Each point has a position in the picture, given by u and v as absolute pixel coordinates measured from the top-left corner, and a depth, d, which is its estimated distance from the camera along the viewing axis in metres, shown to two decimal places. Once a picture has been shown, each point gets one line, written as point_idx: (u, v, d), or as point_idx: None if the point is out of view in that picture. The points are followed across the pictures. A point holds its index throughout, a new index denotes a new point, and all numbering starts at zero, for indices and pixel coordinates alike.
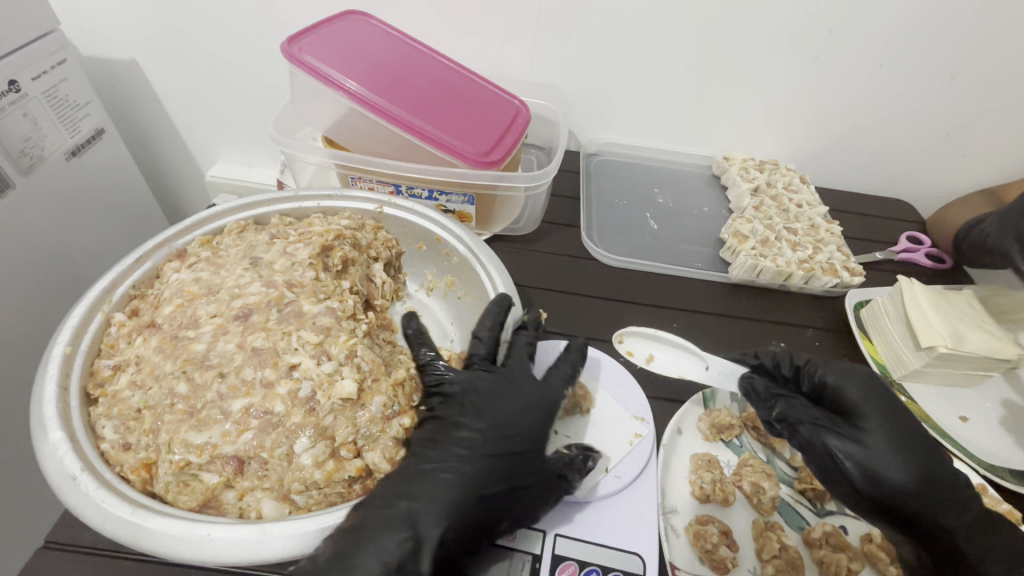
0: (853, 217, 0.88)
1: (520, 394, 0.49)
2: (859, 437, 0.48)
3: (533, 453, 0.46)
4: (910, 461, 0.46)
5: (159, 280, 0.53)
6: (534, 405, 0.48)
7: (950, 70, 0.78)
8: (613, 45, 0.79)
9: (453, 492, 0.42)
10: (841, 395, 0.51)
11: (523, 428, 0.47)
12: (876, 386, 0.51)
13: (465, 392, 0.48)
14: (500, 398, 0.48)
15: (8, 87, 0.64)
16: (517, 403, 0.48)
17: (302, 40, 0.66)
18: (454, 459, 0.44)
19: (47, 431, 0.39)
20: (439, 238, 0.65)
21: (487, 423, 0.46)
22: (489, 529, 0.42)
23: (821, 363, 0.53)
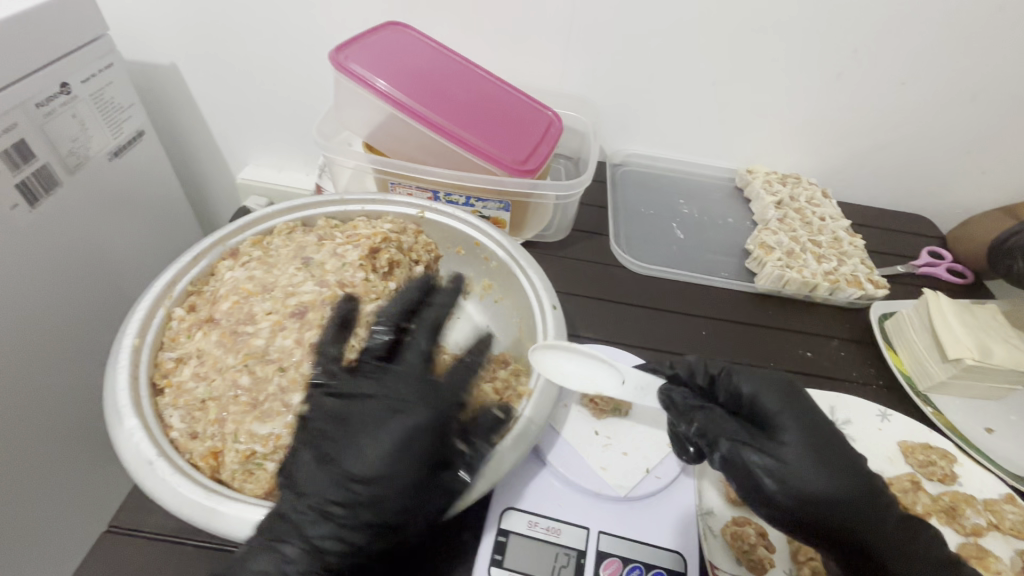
0: (875, 231, 0.90)
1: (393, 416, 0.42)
2: (781, 448, 0.44)
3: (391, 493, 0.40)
4: (829, 469, 0.43)
5: (215, 277, 0.55)
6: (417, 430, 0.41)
7: (973, 88, 0.80)
8: (642, 57, 0.81)
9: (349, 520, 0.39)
10: (757, 405, 0.46)
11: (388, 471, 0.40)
12: (791, 392, 0.47)
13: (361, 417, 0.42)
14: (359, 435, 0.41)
15: (60, 89, 0.66)
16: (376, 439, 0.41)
17: (348, 49, 0.69)
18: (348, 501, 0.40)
19: (122, 418, 0.42)
20: (479, 243, 0.67)
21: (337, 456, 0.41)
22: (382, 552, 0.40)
23: (735, 370, 0.49)
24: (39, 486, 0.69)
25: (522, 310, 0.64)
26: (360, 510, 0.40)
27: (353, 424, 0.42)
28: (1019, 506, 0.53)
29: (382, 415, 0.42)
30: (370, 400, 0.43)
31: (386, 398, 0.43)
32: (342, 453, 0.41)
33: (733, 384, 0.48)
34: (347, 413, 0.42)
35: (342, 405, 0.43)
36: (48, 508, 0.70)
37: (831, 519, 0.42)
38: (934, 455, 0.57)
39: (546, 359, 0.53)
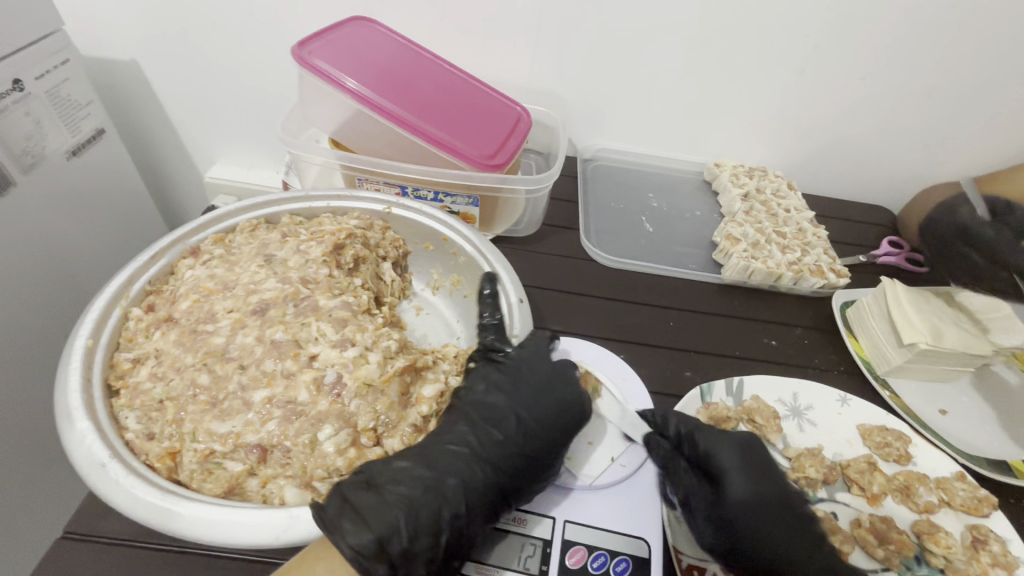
0: (838, 222, 0.92)
1: (572, 388, 0.52)
2: (720, 503, 0.49)
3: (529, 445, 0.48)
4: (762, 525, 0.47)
5: (174, 276, 0.54)
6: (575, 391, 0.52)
7: (929, 83, 0.82)
8: (610, 53, 0.82)
9: (468, 472, 0.46)
10: (710, 461, 0.51)
11: (549, 415, 0.50)
12: (745, 448, 0.52)
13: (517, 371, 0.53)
14: (522, 385, 0.52)
15: (12, 86, 0.64)
16: (536, 392, 0.52)
17: (312, 44, 0.68)
18: (472, 457, 0.46)
19: (74, 421, 0.41)
20: (447, 238, 0.67)
21: (542, 416, 0.50)
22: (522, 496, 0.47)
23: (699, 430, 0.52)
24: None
25: None
26: (524, 461, 0.47)
27: (546, 386, 0.52)
28: (968, 483, 0.55)
29: (563, 382, 0.52)
30: (543, 373, 0.53)
31: (549, 373, 0.53)
32: (533, 417, 0.50)
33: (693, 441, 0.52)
34: (519, 375, 0.53)
35: (529, 370, 0.53)
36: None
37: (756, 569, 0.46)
38: (890, 436, 0.59)
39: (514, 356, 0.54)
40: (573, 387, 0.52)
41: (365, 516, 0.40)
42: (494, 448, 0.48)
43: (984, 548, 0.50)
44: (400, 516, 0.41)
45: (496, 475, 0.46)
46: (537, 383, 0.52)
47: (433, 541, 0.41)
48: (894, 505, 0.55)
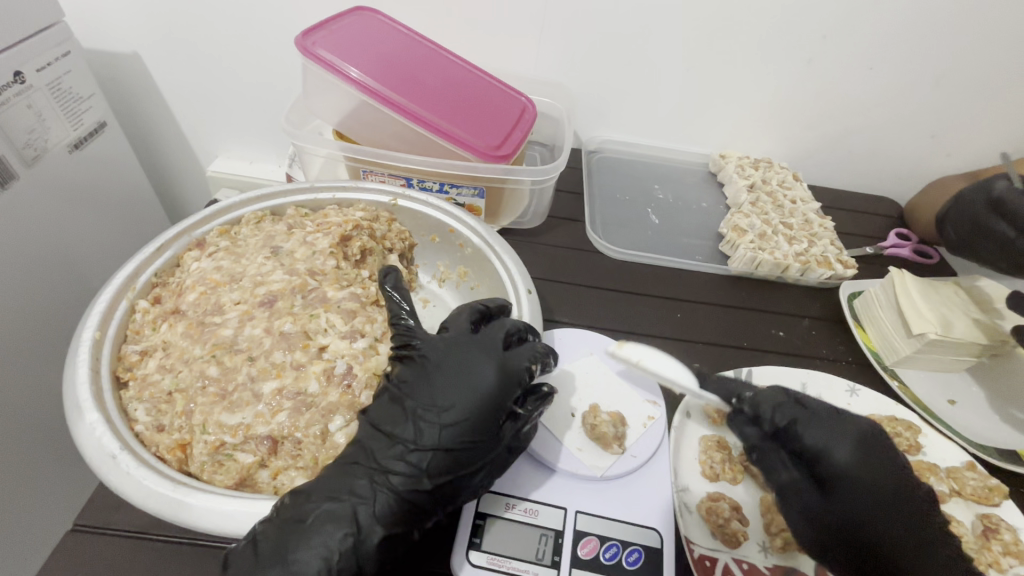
0: (844, 213, 0.92)
1: (477, 371, 0.44)
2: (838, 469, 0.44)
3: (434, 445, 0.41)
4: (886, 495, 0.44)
5: (180, 268, 0.54)
6: (488, 372, 0.43)
7: (937, 72, 0.82)
8: (616, 43, 0.81)
9: (367, 485, 0.40)
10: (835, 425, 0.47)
11: (456, 404, 0.42)
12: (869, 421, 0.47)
13: (425, 359, 0.45)
14: (431, 373, 0.44)
15: (13, 78, 0.63)
16: (445, 380, 0.43)
17: (315, 35, 0.67)
18: (370, 466, 0.40)
19: (83, 413, 0.41)
20: (453, 230, 0.66)
21: (446, 402, 0.42)
22: (434, 500, 0.41)
23: (806, 423, 0.46)
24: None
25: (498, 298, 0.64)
26: (436, 454, 0.41)
27: (450, 370, 0.44)
28: (979, 472, 0.55)
29: (470, 362, 0.44)
30: (453, 355, 0.45)
31: (457, 354, 0.45)
32: (436, 403, 0.42)
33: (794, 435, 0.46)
34: (427, 363, 0.44)
35: (438, 352, 0.45)
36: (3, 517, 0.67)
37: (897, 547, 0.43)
38: (900, 427, 0.58)
39: None
40: (482, 367, 0.44)
41: (282, 544, 0.37)
42: (393, 452, 0.41)
43: (995, 537, 0.50)
44: (321, 534, 0.38)
45: (407, 468, 0.40)
46: (450, 369, 0.44)
47: (346, 555, 0.37)
48: None
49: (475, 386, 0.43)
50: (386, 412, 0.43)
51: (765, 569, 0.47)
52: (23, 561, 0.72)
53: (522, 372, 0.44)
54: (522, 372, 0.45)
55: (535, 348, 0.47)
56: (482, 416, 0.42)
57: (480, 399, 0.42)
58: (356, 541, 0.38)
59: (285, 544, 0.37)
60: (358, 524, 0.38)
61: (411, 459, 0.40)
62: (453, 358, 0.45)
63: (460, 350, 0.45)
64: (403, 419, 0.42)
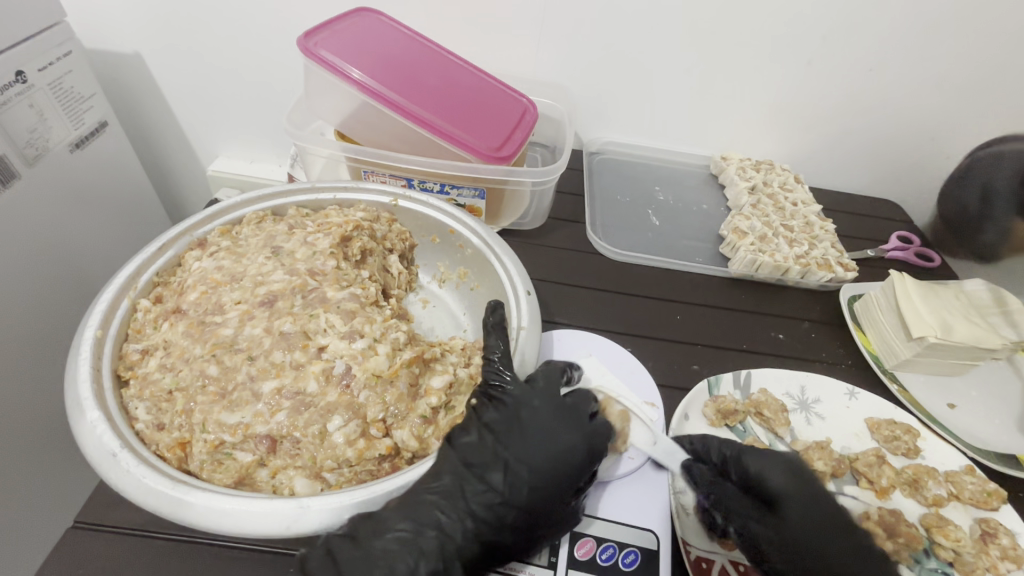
0: (845, 216, 0.92)
1: (572, 439, 0.47)
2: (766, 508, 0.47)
3: (525, 500, 0.44)
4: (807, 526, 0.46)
5: (181, 268, 0.54)
6: (581, 444, 0.47)
7: (937, 75, 0.82)
8: (616, 45, 0.81)
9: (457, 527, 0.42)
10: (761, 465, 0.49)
11: (547, 466, 0.45)
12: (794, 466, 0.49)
13: (521, 410, 0.48)
14: (527, 428, 0.47)
15: (14, 78, 0.63)
16: (539, 441, 0.46)
17: (317, 35, 0.67)
18: (455, 505, 0.43)
19: (84, 411, 0.41)
20: (453, 231, 0.67)
21: (538, 462, 0.45)
22: (515, 550, 0.44)
23: (745, 449, 0.50)
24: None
25: (497, 298, 0.64)
26: (523, 511, 0.44)
27: (544, 431, 0.47)
28: (977, 475, 0.54)
29: (562, 428, 0.47)
30: (547, 417, 0.48)
31: (551, 417, 0.48)
32: (527, 460, 0.45)
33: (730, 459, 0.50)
34: (519, 416, 0.47)
35: (534, 412, 0.48)
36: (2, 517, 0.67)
37: (829, 573, 0.44)
38: (899, 430, 0.58)
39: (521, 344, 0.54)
40: (574, 436, 0.47)
41: (365, 569, 0.39)
42: (480, 500, 0.43)
43: (993, 541, 0.50)
44: (404, 567, 0.40)
45: (491, 517, 0.43)
46: (542, 428, 0.47)
47: None
48: (902, 499, 0.55)
49: (570, 453, 0.46)
50: (478, 454, 0.45)
51: None
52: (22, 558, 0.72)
53: (607, 443, 0.48)
54: (607, 443, 0.49)
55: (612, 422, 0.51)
56: (571, 482, 0.46)
57: (576, 467, 0.46)
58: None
59: (357, 571, 0.39)
60: (446, 563, 0.41)
61: (500, 506, 0.43)
62: (549, 419, 0.48)
63: (554, 412, 0.48)
64: (494, 466, 0.45)
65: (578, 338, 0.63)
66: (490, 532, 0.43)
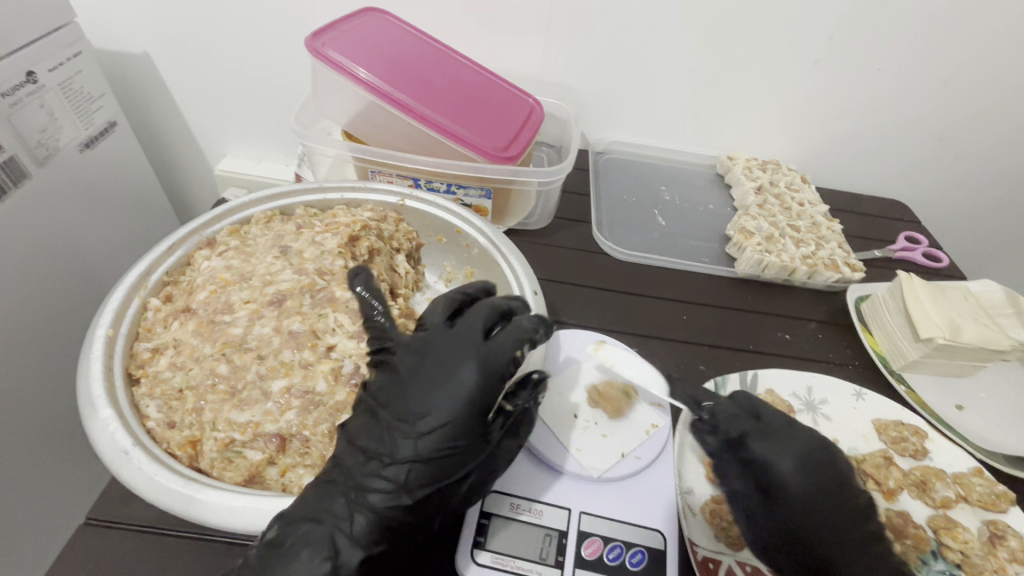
0: (852, 216, 0.91)
1: (457, 373, 0.42)
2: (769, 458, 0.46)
3: (415, 459, 0.40)
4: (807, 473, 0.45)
5: (191, 267, 0.55)
6: (468, 376, 0.41)
7: (945, 75, 0.81)
8: (622, 45, 0.81)
9: (352, 504, 0.39)
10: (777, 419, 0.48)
11: (435, 412, 0.41)
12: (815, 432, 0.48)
13: (405, 367, 0.43)
14: (408, 382, 0.42)
15: (25, 78, 0.64)
16: (422, 390, 0.42)
17: (325, 36, 0.67)
18: (343, 485, 0.40)
19: (96, 409, 0.42)
20: (460, 230, 0.67)
21: (422, 410, 0.41)
22: (433, 508, 0.41)
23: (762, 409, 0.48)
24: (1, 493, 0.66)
25: None
26: (417, 465, 0.40)
27: (428, 375, 0.42)
28: (986, 477, 0.54)
29: (448, 367, 0.42)
30: (433, 354, 0.43)
31: (436, 358, 0.43)
32: (410, 412, 0.41)
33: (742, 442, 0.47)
34: (402, 372, 0.43)
35: (413, 359, 0.44)
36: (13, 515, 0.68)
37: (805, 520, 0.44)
38: (907, 432, 0.58)
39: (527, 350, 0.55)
40: (462, 370, 0.42)
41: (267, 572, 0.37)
42: (366, 469, 0.41)
43: (1002, 544, 0.50)
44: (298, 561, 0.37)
45: (385, 485, 0.40)
46: (427, 376, 0.42)
47: None
48: (910, 500, 0.55)
49: (456, 393, 0.41)
50: (364, 426, 0.42)
51: (769, 572, 0.47)
52: (35, 555, 0.73)
53: (504, 372, 0.42)
54: (509, 369, 0.43)
55: (521, 331, 0.43)
56: (467, 419, 0.41)
57: (469, 407, 0.41)
58: (334, 567, 0.37)
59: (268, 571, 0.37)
60: (336, 550, 0.38)
61: (400, 470, 0.40)
62: (433, 366, 0.43)
63: (438, 356, 0.43)
64: (378, 431, 0.42)
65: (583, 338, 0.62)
66: (383, 499, 0.39)
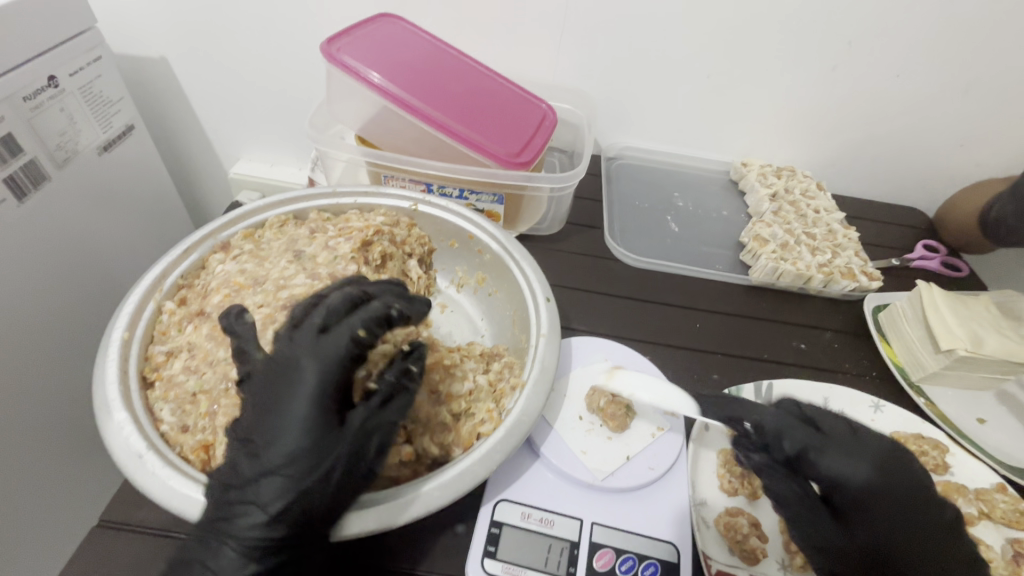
0: (869, 224, 0.90)
1: (294, 373, 0.40)
2: (841, 480, 0.46)
3: (275, 465, 0.39)
4: (882, 486, 0.46)
5: (205, 270, 0.55)
6: (308, 371, 0.40)
7: (966, 81, 0.80)
8: (636, 51, 0.81)
9: (229, 519, 0.38)
10: (819, 442, 0.47)
11: (289, 414, 0.39)
12: (863, 437, 0.48)
13: (259, 380, 0.41)
14: (263, 393, 0.41)
15: (47, 82, 0.65)
16: (276, 395, 0.40)
17: (340, 40, 0.68)
18: (217, 503, 0.39)
19: (111, 412, 0.42)
20: (472, 236, 0.67)
21: (276, 415, 0.40)
22: (313, 508, 0.39)
23: (814, 448, 0.47)
24: (16, 494, 0.66)
25: (515, 303, 0.64)
26: (277, 467, 0.39)
27: (275, 379, 0.41)
28: (1010, 495, 0.53)
29: (289, 369, 0.41)
30: (273, 365, 0.42)
31: (280, 363, 0.41)
32: (267, 421, 0.40)
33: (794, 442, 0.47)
34: (259, 387, 0.41)
35: (265, 370, 0.42)
36: (27, 512, 0.69)
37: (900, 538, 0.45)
38: (926, 446, 0.57)
39: (541, 351, 0.53)
40: (302, 368, 0.40)
41: None
42: (235, 483, 0.39)
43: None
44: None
45: (257, 491, 0.38)
46: (274, 383, 0.41)
47: None
48: None
49: (303, 390, 0.40)
50: (235, 440, 0.41)
51: None
52: (47, 559, 0.73)
53: (339, 359, 0.41)
54: (347, 355, 0.41)
55: (365, 312, 0.43)
56: (316, 411, 0.40)
57: (319, 402, 0.40)
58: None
59: None
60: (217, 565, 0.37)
61: (269, 478, 0.39)
62: (279, 371, 0.41)
63: (280, 362, 0.41)
64: (244, 444, 0.40)
65: (596, 347, 0.62)
66: (255, 507, 0.38)
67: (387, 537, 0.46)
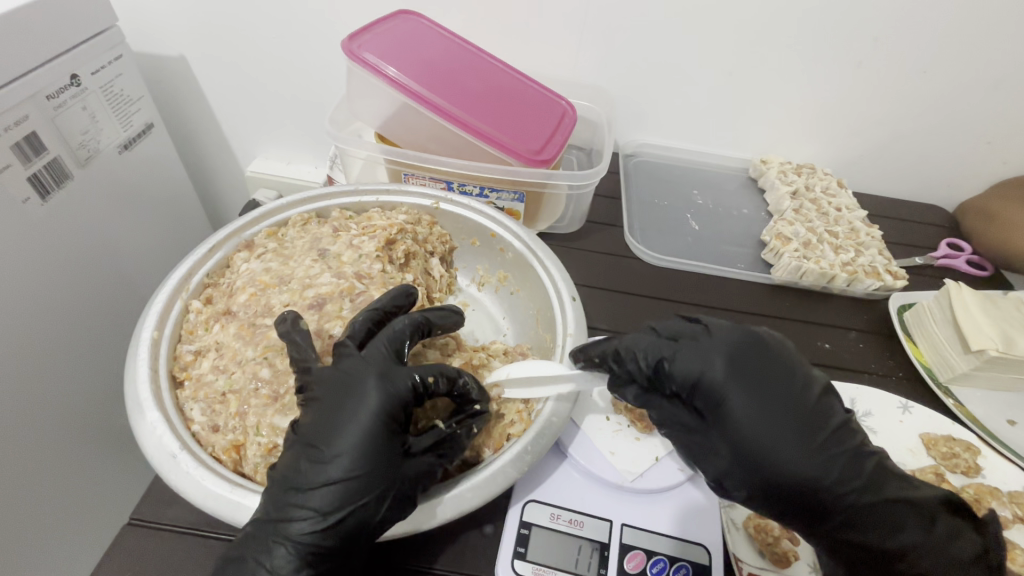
0: (892, 222, 0.89)
1: (359, 396, 0.41)
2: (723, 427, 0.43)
3: (329, 489, 0.39)
4: (783, 438, 0.42)
5: (230, 269, 0.55)
6: (374, 398, 0.41)
7: (994, 77, 0.78)
8: (656, 47, 0.80)
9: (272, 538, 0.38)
10: (707, 383, 0.44)
11: (349, 439, 0.40)
12: (763, 377, 0.43)
13: (319, 399, 0.42)
14: (321, 414, 0.41)
15: (70, 81, 0.65)
16: (336, 418, 0.41)
17: (360, 38, 0.67)
18: (261, 520, 0.39)
19: (144, 412, 0.42)
20: (495, 234, 0.66)
21: (334, 436, 0.40)
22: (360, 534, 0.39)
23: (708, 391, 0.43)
24: (44, 493, 0.67)
25: (538, 302, 0.64)
26: (329, 489, 0.39)
27: (338, 400, 0.41)
28: None
29: (354, 393, 0.41)
30: (337, 379, 0.42)
31: (346, 386, 0.42)
32: (322, 440, 0.40)
33: (735, 425, 0.42)
34: (316, 407, 0.42)
35: (327, 390, 0.42)
36: (57, 507, 0.69)
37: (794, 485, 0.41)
38: (958, 447, 0.56)
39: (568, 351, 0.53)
40: (368, 393, 0.41)
41: None
42: (283, 501, 0.39)
43: None
44: None
45: (306, 511, 0.38)
46: (336, 404, 0.41)
47: None
48: None
49: (369, 416, 0.40)
50: (283, 457, 0.41)
51: None
52: (74, 557, 0.74)
53: (407, 391, 0.42)
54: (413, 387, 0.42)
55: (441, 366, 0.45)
56: (377, 439, 0.40)
57: (384, 433, 0.40)
58: None
59: None
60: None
61: (320, 500, 0.39)
62: (341, 393, 0.41)
63: (346, 384, 0.42)
64: (293, 463, 0.40)
65: None
66: (301, 527, 0.38)
67: (417, 537, 0.45)
